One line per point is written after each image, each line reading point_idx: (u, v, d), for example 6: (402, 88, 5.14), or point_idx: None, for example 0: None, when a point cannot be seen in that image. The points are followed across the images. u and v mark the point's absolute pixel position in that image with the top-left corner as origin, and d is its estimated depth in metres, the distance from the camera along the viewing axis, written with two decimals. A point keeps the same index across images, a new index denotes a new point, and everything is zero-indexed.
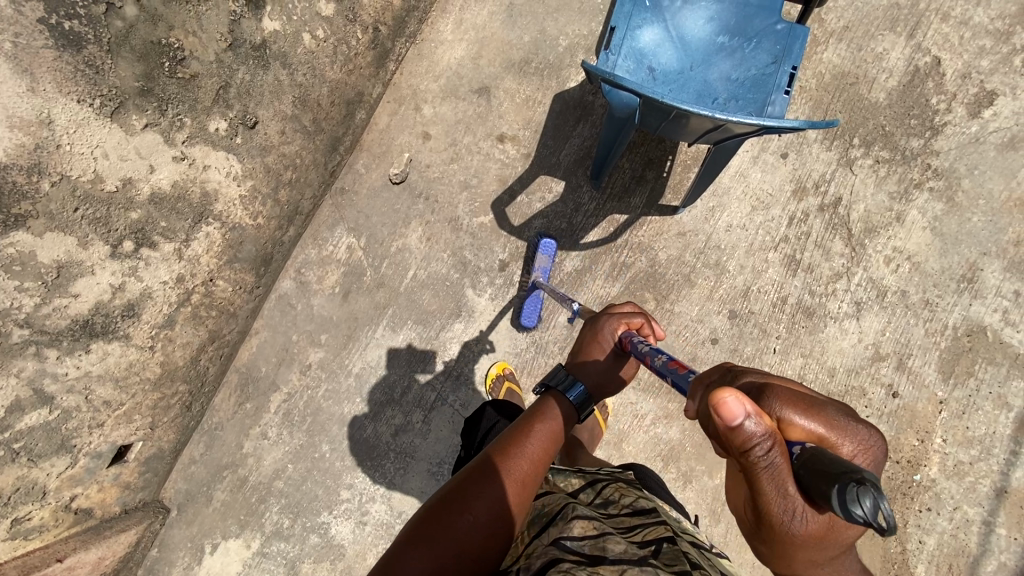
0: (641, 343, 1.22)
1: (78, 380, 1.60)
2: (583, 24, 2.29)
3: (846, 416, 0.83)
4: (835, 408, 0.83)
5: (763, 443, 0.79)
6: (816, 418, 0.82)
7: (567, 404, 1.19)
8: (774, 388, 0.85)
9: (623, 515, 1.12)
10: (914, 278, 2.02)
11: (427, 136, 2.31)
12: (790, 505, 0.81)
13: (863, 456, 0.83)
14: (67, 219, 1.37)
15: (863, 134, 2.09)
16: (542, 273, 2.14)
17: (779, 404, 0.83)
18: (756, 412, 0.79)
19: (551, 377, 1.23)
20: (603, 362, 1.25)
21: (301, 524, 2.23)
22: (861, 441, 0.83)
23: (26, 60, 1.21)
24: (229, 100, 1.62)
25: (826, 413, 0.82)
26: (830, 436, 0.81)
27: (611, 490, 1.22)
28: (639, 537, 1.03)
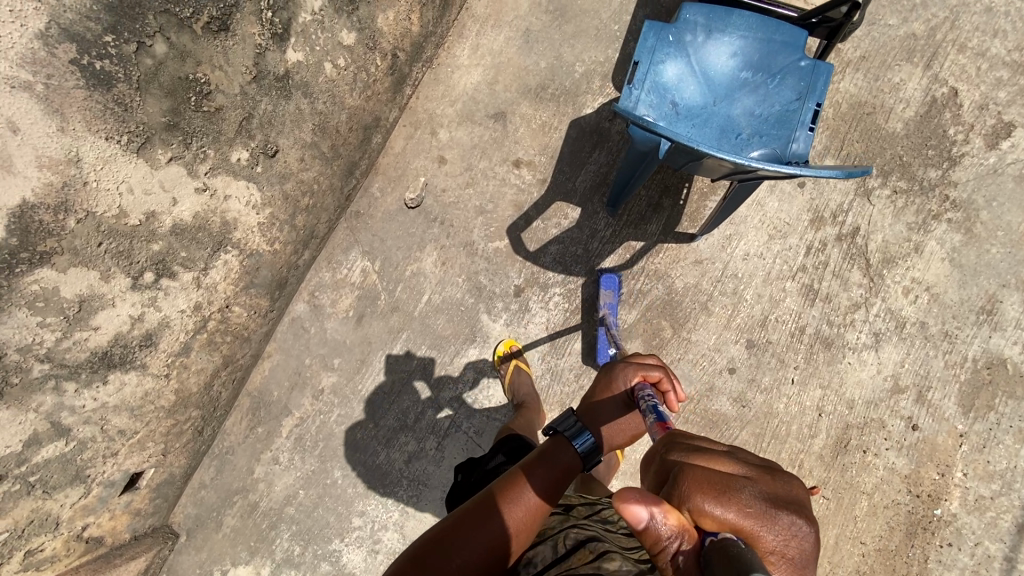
0: (651, 398, 1.15)
1: (94, 411, 1.58)
2: (600, 50, 2.29)
3: (760, 503, 0.78)
4: (749, 494, 0.78)
5: (675, 542, 0.77)
6: (729, 509, 0.77)
7: (570, 451, 1.15)
8: (686, 475, 0.82)
9: (622, 531, 1.17)
10: (933, 309, 2.02)
11: (443, 160, 2.31)
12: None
13: (787, 548, 0.76)
14: (91, 254, 1.31)
15: (880, 164, 2.09)
16: (610, 309, 2.11)
17: (688, 494, 0.80)
18: (663, 509, 0.77)
19: (558, 423, 1.19)
20: (612, 413, 1.21)
21: (312, 551, 2.21)
22: (784, 530, 0.77)
23: (57, 101, 1.12)
24: (251, 131, 1.58)
25: (738, 500, 0.78)
26: (746, 530, 0.76)
27: (612, 511, 1.28)
28: (639, 549, 1.06)
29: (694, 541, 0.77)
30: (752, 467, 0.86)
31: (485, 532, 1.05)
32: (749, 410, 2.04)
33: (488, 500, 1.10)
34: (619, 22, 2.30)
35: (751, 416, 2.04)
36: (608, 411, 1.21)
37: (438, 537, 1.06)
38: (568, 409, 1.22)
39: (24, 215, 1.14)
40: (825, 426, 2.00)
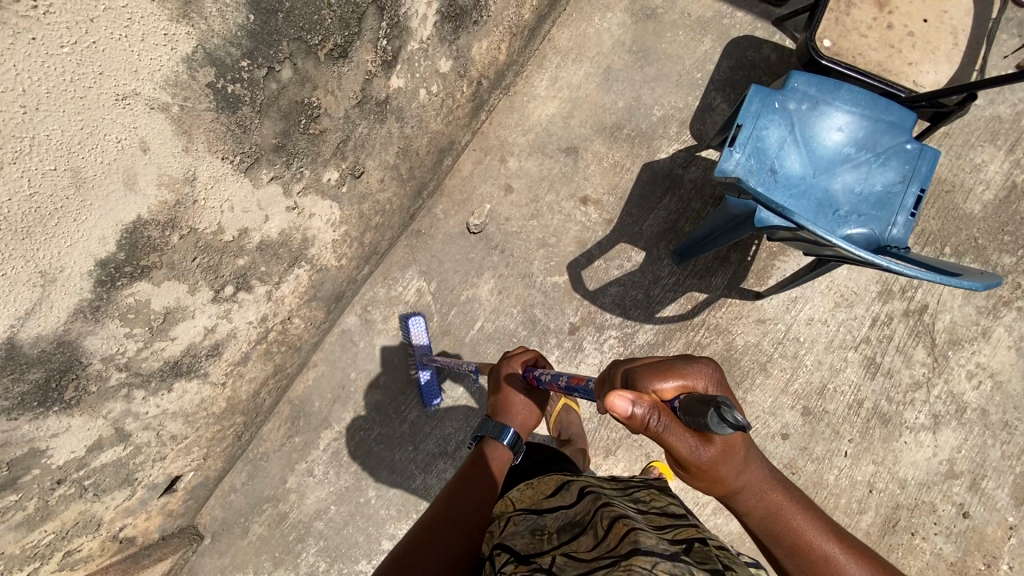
0: (543, 373, 1.36)
1: (155, 417, 1.55)
2: (680, 96, 2.28)
3: (689, 360, 0.98)
4: (680, 358, 0.99)
5: (655, 415, 0.90)
6: (674, 377, 0.96)
7: (501, 447, 1.33)
8: (639, 372, 0.98)
9: (652, 514, 1.14)
10: (995, 397, 2.00)
11: (510, 189, 2.29)
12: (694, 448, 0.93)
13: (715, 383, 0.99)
14: (185, 268, 1.28)
15: (955, 243, 2.06)
16: (422, 346, 2.19)
17: (648, 381, 0.96)
18: (637, 395, 0.91)
19: (481, 429, 1.36)
20: (518, 401, 1.38)
21: (337, 569, 2.18)
22: (710, 372, 0.99)
23: (188, 122, 1.05)
24: (346, 153, 1.56)
25: (676, 367, 0.97)
26: (688, 383, 0.96)
27: (643, 492, 1.24)
28: (669, 534, 1.04)
29: (665, 408, 0.92)
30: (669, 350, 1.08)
31: (466, 502, 1.21)
32: (799, 478, 2.00)
33: (463, 483, 1.26)
34: (702, 71, 2.28)
35: (800, 483, 2.00)
36: (515, 400, 1.38)
37: (424, 523, 1.17)
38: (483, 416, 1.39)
39: (136, 232, 1.10)
40: (874, 503, 1.97)
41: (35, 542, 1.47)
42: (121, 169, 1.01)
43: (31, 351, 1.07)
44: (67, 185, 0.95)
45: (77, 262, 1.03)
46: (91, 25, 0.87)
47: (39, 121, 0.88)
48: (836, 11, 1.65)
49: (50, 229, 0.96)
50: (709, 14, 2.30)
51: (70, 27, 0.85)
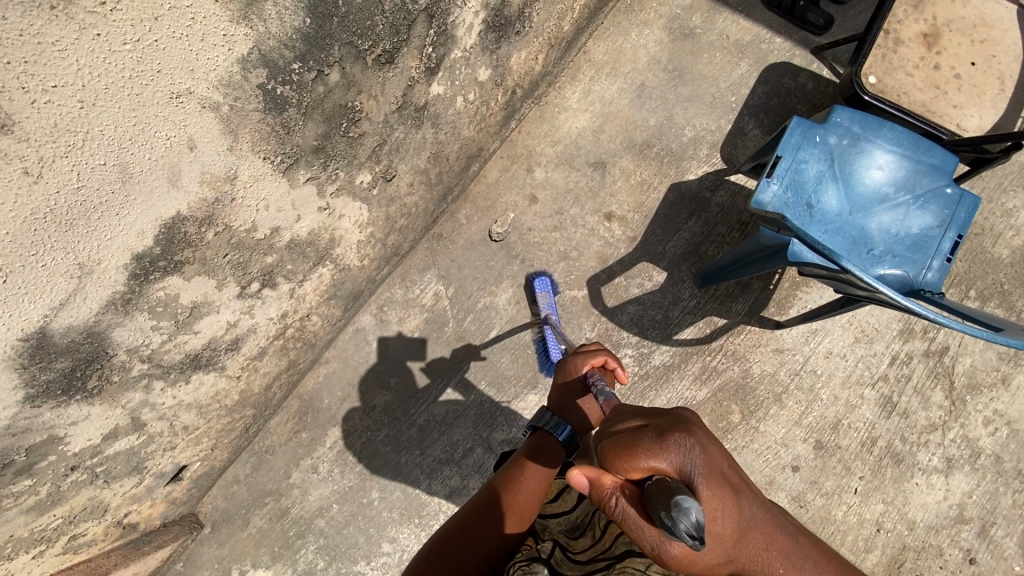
0: (600, 383, 1.32)
1: (170, 408, 1.54)
2: (712, 118, 2.26)
3: (657, 440, 0.84)
4: (650, 435, 0.86)
5: (612, 498, 0.87)
6: (638, 459, 0.84)
7: (554, 440, 1.29)
8: (606, 443, 0.91)
9: None
10: (1010, 444, 1.99)
11: (534, 199, 2.28)
12: (660, 546, 0.83)
13: (690, 466, 0.82)
14: (215, 264, 1.27)
15: (980, 287, 2.05)
16: (550, 308, 2.19)
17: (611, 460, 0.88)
18: (594, 472, 0.90)
19: (537, 420, 1.34)
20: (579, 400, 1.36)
21: (335, 568, 2.16)
22: (684, 454, 0.83)
23: (236, 122, 1.04)
24: (381, 156, 1.55)
25: (640, 447, 0.85)
26: (658, 467, 0.83)
27: None
28: None
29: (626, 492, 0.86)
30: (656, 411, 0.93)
31: (501, 506, 1.17)
32: (807, 511, 1.99)
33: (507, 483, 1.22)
34: (736, 94, 2.26)
35: (807, 517, 1.99)
36: (575, 400, 1.36)
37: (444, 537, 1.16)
38: (542, 408, 1.37)
39: (173, 227, 1.09)
40: (881, 542, 1.95)
41: (43, 526, 1.46)
42: (166, 166, 1.00)
43: (61, 341, 1.06)
44: (114, 180, 0.94)
45: (114, 256, 1.02)
46: (155, 23, 0.86)
47: (95, 116, 0.87)
48: (883, 48, 1.64)
49: (93, 222, 0.96)
50: (747, 38, 2.29)
51: (135, 24, 0.84)
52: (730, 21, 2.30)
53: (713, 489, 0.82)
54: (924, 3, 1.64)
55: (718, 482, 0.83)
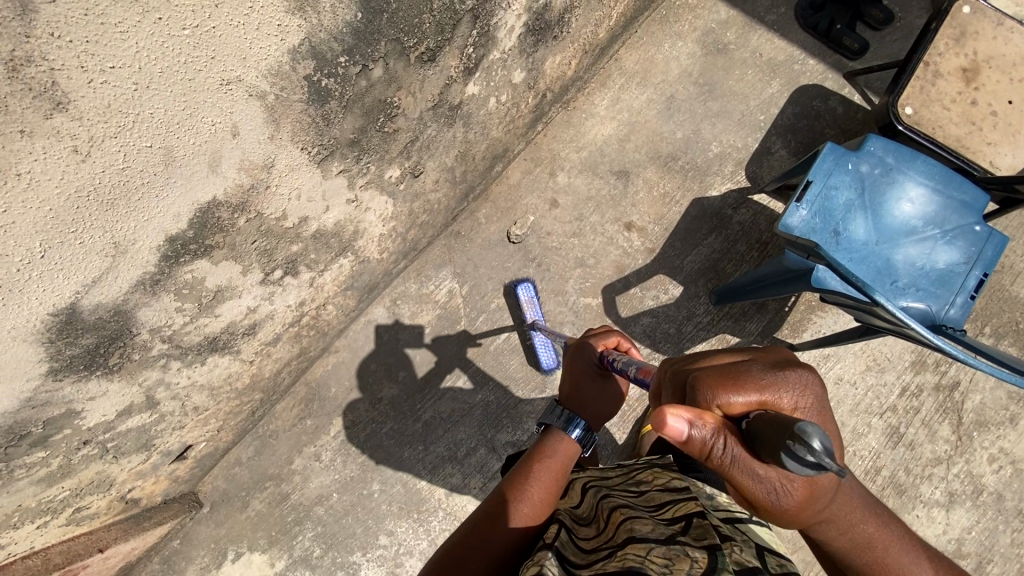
0: (618, 358, 1.37)
1: (184, 388, 1.54)
2: (739, 136, 2.25)
3: (769, 371, 0.89)
4: (758, 368, 0.89)
5: (719, 441, 0.83)
6: (747, 389, 0.87)
7: (567, 438, 1.28)
8: (702, 377, 0.90)
9: (654, 493, 1.18)
10: (1013, 483, 1.99)
11: (555, 204, 2.27)
12: (770, 483, 0.83)
13: (802, 398, 0.88)
14: (243, 250, 1.27)
15: (996, 324, 2.04)
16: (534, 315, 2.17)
17: (713, 395, 0.87)
18: (695, 415, 0.83)
19: (547, 415, 1.31)
20: (593, 390, 1.37)
21: (331, 557, 2.16)
22: (795, 386, 0.88)
23: (280, 111, 1.04)
24: (412, 152, 1.55)
25: (751, 377, 0.88)
26: (767, 398, 0.87)
27: (645, 474, 1.30)
28: (667, 514, 1.06)
29: (732, 429, 0.84)
30: (745, 354, 0.97)
31: (513, 510, 1.14)
32: None
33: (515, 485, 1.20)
34: (766, 113, 2.26)
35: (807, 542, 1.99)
36: (588, 390, 1.37)
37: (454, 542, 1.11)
38: (552, 402, 1.35)
39: (208, 212, 1.09)
40: None
41: (50, 497, 1.46)
42: (208, 152, 0.99)
43: (89, 317, 1.05)
44: (157, 162, 0.94)
45: (149, 237, 1.02)
46: (215, 10, 0.85)
47: (146, 99, 0.86)
48: (922, 80, 1.64)
49: (132, 203, 0.95)
50: (780, 58, 2.28)
51: (194, 11, 0.83)
52: (764, 40, 2.29)
53: (819, 421, 0.89)
54: (965, 37, 1.64)
55: (823, 418, 0.89)
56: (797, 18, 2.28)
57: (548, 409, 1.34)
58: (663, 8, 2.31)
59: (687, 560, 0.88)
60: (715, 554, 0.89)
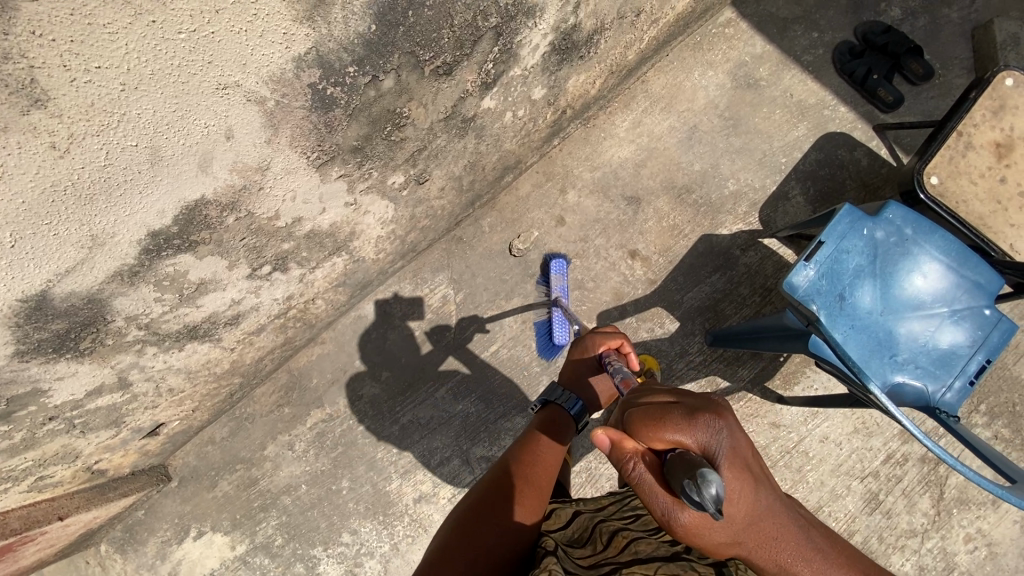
0: (615, 361, 1.40)
1: (159, 371, 1.52)
2: (758, 176, 2.20)
3: (692, 415, 0.90)
4: (683, 411, 0.91)
5: (628, 463, 0.91)
6: (668, 429, 0.91)
7: (566, 414, 1.37)
8: (637, 413, 0.96)
9: (650, 513, 1.20)
10: (986, 565, 1.96)
11: (562, 221, 2.22)
12: (673, 513, 0.89)
13: (712, 447, 0.89)
14: (230, 247, 1.24)
15: (992, 403, 2.00)
16: (561, 292, 2.14)
17: (638, 429, 0.94)
18: (620, 440, 0.93)
19: (549, 393, 1.42)
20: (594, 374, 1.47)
21: (292, 548, 2.15)
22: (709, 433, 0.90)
23: (279, 117, 0.99)
24: (418, 160, 1.51)
25: (671, 420, 0.91)
26: (686, 442, 0.89)
27: (637, 496, 1.29)
28: (668, 535, 1.12)
29: (648, 458, 0.91)
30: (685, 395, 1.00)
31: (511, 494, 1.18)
32: None
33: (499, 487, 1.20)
34: (788, 156, 2.19)
35: None
36: (586, 372, 1.47)
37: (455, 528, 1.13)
38: (555, 384, 1.46)
39: (195, 210, 1.05)
40: None
41: (13, 466, 1.44)
42: (199, 153, 0.95)
43: (60, 304, 1.02)
44: (143, 161, 0.90)
45: (129, 231, 0.98)
46: (215, 16, 0.81)
47: (134, 100, 0.82)
48: (952, 150, 1.58)
49: (113, 199, 0.91)
50: (810, 101, 2.21)
51: (193, 15, 0.79)
52: (797, 80, 2.22)
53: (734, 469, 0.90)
54: (1003, 111, 1.58)
55: (739, 467, 0.90)
56: (834, 62, 2.21)
57: (549, 389, 1.46)
58: (698, 34, 2.24)
59: None
60: (721, 569, 1.00)
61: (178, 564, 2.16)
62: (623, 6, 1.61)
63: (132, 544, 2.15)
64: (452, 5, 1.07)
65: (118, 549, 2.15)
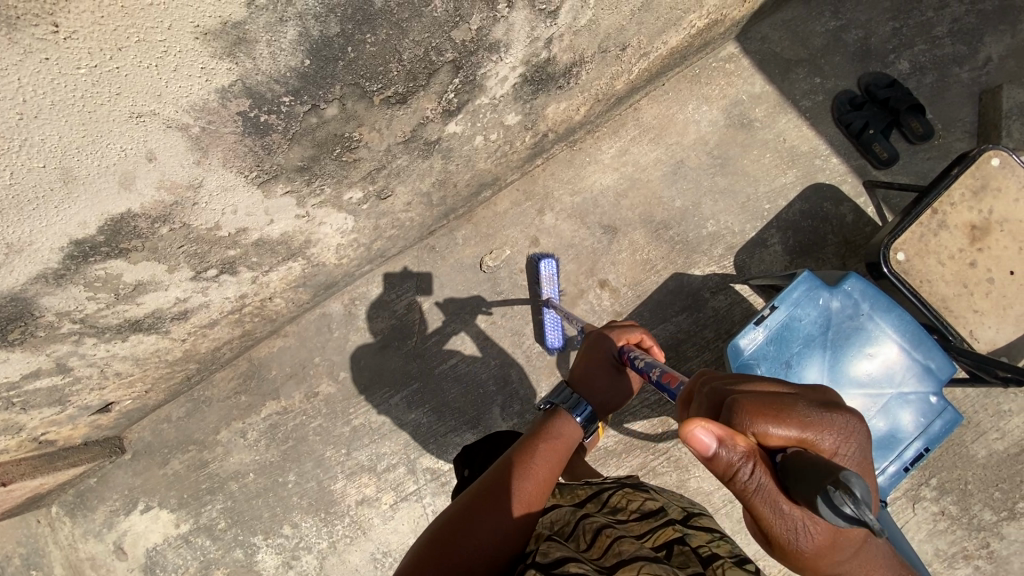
0: (638, 356, 1.39)
1: (102, 358, 1.53)
2: (739, 220, 2.15)
3: (817, 411, 0.81)
4: (804, 405, 0.82)
5: (747, 466, 0.78)
6: (790, 424, 0.80)
7: (572, 422, 1.34)
8: (742, 401, 0.83)
9: (630, 519, 1.15)
10: None
11: (536, 242, 2.20)
12: (790, 524, 0.80)
13: (838, 449, 0.80)
14: (167, 252, 1.24)
15: (943, 478, 1.97)
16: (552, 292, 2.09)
17: (750, 422, 0.81)
18: (727, 437, 0.78)
19: (556, 397, 1.39)
20: (603, 379, 1.44)
21: (233, 533, 2.19)
22: (834, 434, 0.81)
23: (207, 141, 1.00)
24: (377, 178, 1.49)
25: (795, 414, 0.80)
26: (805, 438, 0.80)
27: (618, 497, 1.24)
28: (649, 541, 1.06)
29: (763, 458, 0.79)
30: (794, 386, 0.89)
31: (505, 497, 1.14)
32: None
33: (482, 497, 1.14)
34: (772, 203, 2.15)
35: None
36: (597, 378, 1.43)
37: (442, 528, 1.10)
38: (562, 384, 1.42)
39: (122, 222, 1.06)
40: None
41: None
42: (118, 173, 0.97)
43: None
44: (54, 180, 0.93)
45: (49, 240, 1.00)
46: (118, 53, 0.82)
47: (36, 127, 0.85)
48: (925, 227, 1.53)
49: (27, 211, 0.94)
50: (803, 148, 2.16)
51: (91, 52, 0.81)
52: (792, 125, 2.16)
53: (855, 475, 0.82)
54: (985, 192, 1.52)
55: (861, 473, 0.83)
56: (833, 110, 2.15)
57: (556, 391, 1.41)
58: (698, 66, 2.18)
59: None
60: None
61: (122, 535, 2.20)
62: (605, 41, 1.56)
63: (82, 509, 2.20)
64: (398, 42, 1.05)
65: (68, 513, 2.20)
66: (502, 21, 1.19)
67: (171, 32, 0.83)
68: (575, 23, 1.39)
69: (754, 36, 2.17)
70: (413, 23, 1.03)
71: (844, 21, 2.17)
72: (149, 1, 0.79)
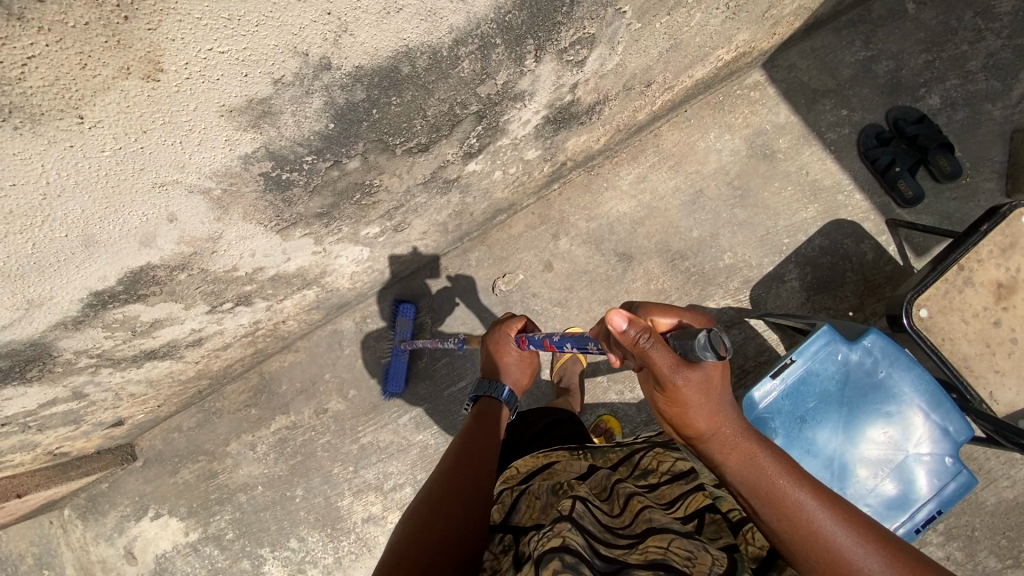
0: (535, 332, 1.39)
1: (117, 383, 1.54)
2: (757, 253, 2.12)
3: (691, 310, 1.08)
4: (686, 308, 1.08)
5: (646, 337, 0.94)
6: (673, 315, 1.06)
7: (497, 407, 1.37)
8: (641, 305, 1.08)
9: (663, 486, 1.10)
10: None
11: (550, 267, 2.18)
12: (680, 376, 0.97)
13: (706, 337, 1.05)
14: (185, 292, 1.23)
15: (950, 523, 1.95)
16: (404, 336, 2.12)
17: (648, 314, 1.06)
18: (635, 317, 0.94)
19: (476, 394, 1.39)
20: (509, 364, 1.43)
21: (241, 544, 2.22)
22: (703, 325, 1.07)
23: (227, 200, 1.00)
24: (394, 215, 1.47)
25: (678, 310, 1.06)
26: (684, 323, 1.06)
27: (649, 458, 1.19)
28: (681, 509, 1.01)
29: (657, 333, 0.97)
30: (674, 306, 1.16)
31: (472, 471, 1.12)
32: None
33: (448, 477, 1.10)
34: (792, 238, 2.11)
35: None
36: (506, 364, 1.42)
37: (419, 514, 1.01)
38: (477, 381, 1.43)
39: (140, 273, 1.06)
40: None
41: None
42: (139, 234, 0.97)
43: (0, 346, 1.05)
44: (76, 245, 0.93)
45: (69, 294, 1.01)
46: (143, 135, 0.81)
47: (59, 204, 0.85)
48: (949, 284, 1.50)
49: (47, 274, 0.95)
50: (825, 182, 2.12)
51: (117, 137, 0.80)
52: (815, 157, 2.12)
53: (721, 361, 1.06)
54: (1013, 249, 1.49)
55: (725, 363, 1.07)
56: (858, 144, 2.11)
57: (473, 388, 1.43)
58: (722, 93, 2.13)
59: (707, 558, 0.84)
60: (733, 555, 0.88)
61: (132, 541, 2.24)
62: (630, 81, 1.52)
63: (93, 514, 2.23)
64: (423, 102, 1.03)
65: (79, 516, 2.23)
66: (528, 74, 1.16)
67: (196, 112, 0.81)
68: (602, 68, 1.35)
69: (781, 64, 2.12)
70: (439, 83, 1.01)
71: (874, 51, 2.11)
72: (176, 89, 0.78)
